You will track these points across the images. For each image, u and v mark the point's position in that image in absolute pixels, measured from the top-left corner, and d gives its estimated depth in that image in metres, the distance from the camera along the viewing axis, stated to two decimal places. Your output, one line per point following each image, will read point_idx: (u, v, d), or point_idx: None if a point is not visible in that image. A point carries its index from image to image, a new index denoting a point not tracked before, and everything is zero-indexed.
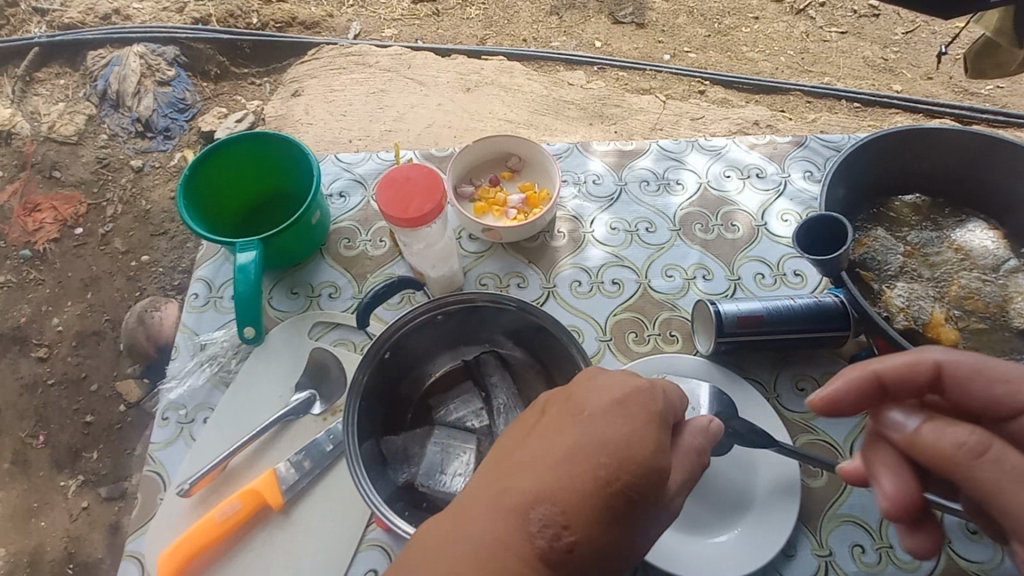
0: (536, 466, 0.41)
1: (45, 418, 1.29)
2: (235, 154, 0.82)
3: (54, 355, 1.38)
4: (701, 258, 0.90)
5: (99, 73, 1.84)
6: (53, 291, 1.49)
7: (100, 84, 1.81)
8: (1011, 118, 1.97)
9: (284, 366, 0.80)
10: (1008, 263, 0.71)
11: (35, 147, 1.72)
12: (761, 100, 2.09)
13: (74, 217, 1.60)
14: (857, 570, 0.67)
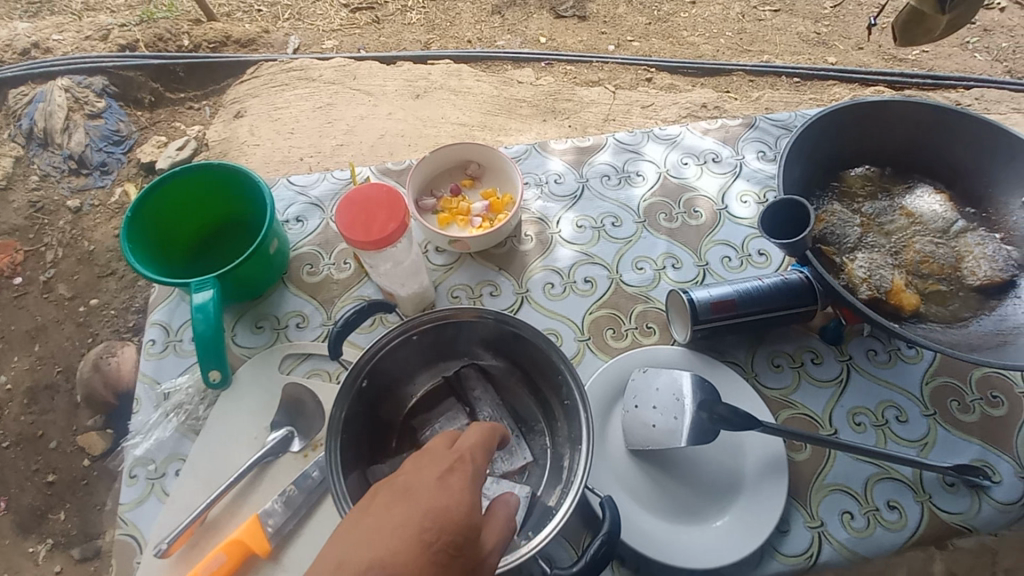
0: (367, 545, 0.40)
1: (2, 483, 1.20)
2: (184, 188, 0.78)
3: (7, 416, 1.28)
4: (669, 248, 0.91)
5: (23, 111, 1.72)
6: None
7: (25, 122, 1.70)
8: (937, 82, 2.08)
9: (257, 405, 0.77)
10: (957, 224, 0.74)
11: None
12: (707, 82, 2.13)
13: (11, 265, 1.49)
14: (850, 537, 0.68)
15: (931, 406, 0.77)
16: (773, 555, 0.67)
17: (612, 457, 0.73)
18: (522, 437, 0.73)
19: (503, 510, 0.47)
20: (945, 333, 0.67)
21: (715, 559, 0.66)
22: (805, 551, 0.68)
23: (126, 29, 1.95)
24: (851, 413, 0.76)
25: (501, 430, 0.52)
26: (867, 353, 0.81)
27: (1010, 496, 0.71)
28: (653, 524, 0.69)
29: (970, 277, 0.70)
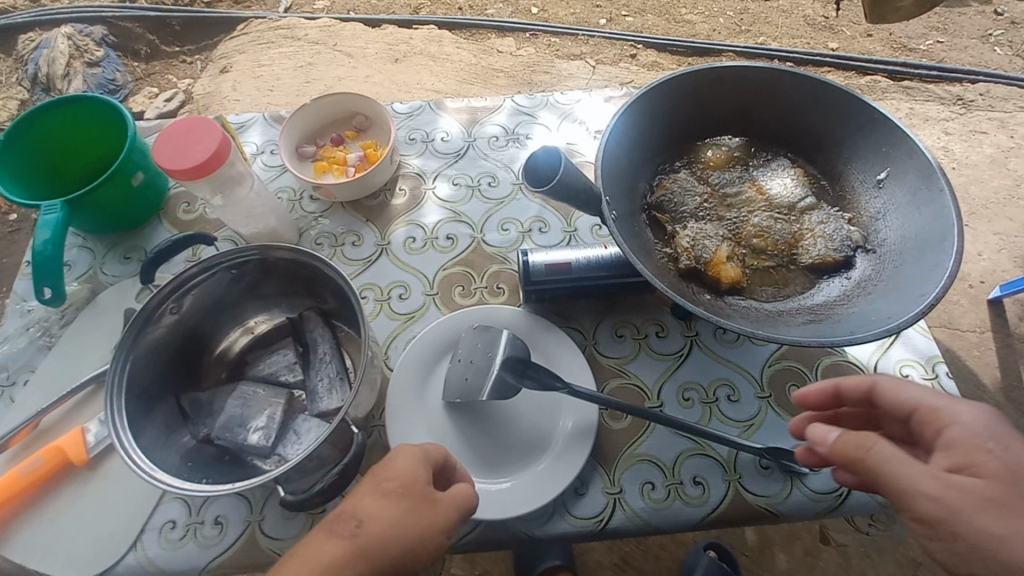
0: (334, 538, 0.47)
1: None
2: (63, 116, 0.83)
3: None
4: (539, 211, 0.89)
5: (29, 57, 1.75)
6: None
7: (31, 68, 1.72)
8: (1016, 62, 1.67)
9: (108, 327, 0.80)
10: (805, 201, 0.71)
11: None
12: (696, 62, 1.87)
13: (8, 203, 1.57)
14: (645, 506, 0.68)
15: (767, 389, 0.74)
16: (563, 516, 0.68)
17: (425, 405, 0.72)
18: (345, 381, 0.75)
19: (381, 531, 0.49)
20: (758, 308, 0.64)
21: (498, 512, 0.65)
22: (596, 515, 0.67)
23: None
24: (681, 388, 0.75)
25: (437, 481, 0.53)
26: (715, 331, 0.79)
27: (827, 485, 0.69)
28: None
29: (803, 255, 0.67)
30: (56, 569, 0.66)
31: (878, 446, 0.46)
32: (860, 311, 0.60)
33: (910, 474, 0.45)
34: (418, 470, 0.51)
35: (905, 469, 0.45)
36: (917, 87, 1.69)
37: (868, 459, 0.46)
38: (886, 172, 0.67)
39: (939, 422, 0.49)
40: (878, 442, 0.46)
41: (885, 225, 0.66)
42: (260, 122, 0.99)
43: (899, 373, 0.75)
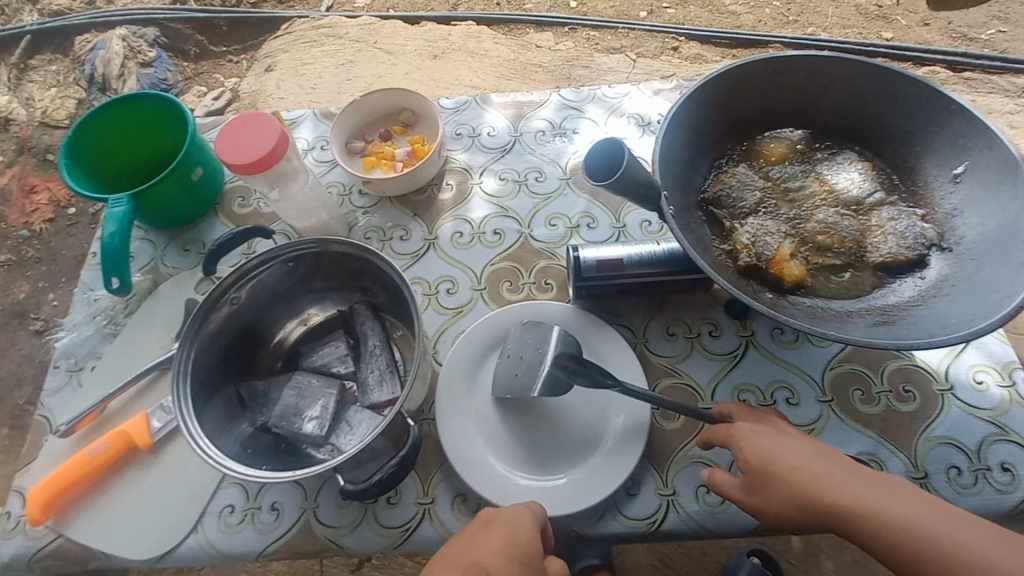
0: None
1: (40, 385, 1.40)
2: (127, 114, 0.86)
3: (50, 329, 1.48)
4: (587, 207, 0.88)
5: (86, 57, 1.82)
6: (49, 269, 1.56)
7: (88, 68, 1.80)
8: None
9: (169, 317, 0.83)
10: (873, 197, 0.68)
11: (30, 132, 1.75)
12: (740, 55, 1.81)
13: (68, 198, 1.64)
14: (700, 509, 0.66)
15: (829, 393, 0.71)
16: (614, 516, 0.67)
17: (475, 401, 0.72)
18: (395, 374, 0.75)
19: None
20: (823, 308, 0.61)
21: (551, 510, 0.65)
22: (649, 516, 0.66)
23: None
24: (736, 390, 0.72)
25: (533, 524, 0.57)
26: (773, 331, 0.76)
27: None
28: (502, 471, 0.68)
29: (872, 253, 0.64)
30: (123, 548, 0.69)
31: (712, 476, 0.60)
32: (936, 312, 0.56)
33: (726, 485, 0.59)
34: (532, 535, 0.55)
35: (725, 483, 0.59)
36: (979, 78, 1.60)
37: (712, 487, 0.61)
38: (964, 166, 0.63)
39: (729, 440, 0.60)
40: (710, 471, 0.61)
41: (962, 222, 0.63)
42: (311, 118, 1.01)
43: (972, 380, 0.71)
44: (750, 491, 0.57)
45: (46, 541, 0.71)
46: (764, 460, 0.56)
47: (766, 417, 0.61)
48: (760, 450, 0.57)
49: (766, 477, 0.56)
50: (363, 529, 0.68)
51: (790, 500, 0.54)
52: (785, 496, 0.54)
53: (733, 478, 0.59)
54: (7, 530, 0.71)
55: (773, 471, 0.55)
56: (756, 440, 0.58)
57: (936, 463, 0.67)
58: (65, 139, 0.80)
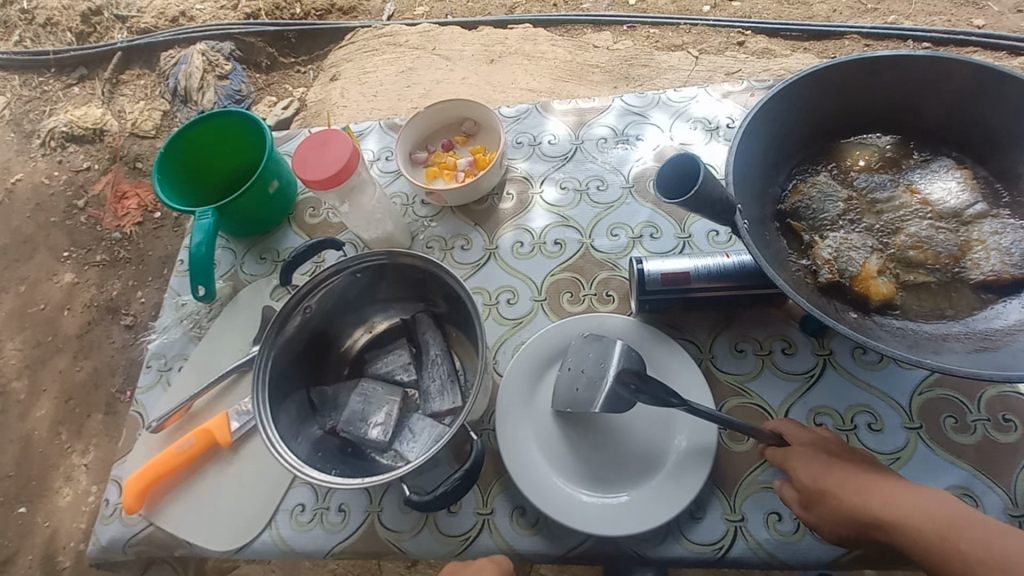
0: None
1: (131, 376, 1.53)
2: (210, 132, 0.91)
3: (139, 325, 1.61)
4: (651, 216, 0.86)
5: (170, 72, 1.96)
6: (138, 269, 1.69)
7: (172, 82, 1.93)
8: None
9: (247, 322, 0.88)
10: (973, 208, 0.62)
11: (122, 142, 1.90)
12: (812, 47, 1.71)
13: (154, 203, 1.78)
14: (770, 538, 0.63)
15: (917, 419, 0.66)
16: (678, 539, 0.65)
17: (534, 413, 0.72)
18: (457, 383, 0.76)
19: None
20: (914, 330, 0.57)
21: (612, 529, 0.63)
22: (715, 541, 0.64)
23: None
24: (812, 412, 0.68)
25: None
26: (854, 351, 0.71)
27: None
28: (562, 485, 0.67)
29: (972, 270, 0.59)
30: (206, 538, 0.74)
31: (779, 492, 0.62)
32: None
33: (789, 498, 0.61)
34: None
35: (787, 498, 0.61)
36: None
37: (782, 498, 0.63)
38: None
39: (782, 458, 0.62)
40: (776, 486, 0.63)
41: None
42: (377, 129, 1.04)
43: None
44: (807, 506, 0.59)
45: (139, 528, 0.77)
46: (812, 478, 0.58)
47: (818, 437, 0.62)
48: (812, 468, 0.59)
49: (816, 496, 0.58)
50: (425, 535, 0.70)
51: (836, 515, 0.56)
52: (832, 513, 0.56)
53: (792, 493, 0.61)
54: (106, 515, 0.78)
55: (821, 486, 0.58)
56: (805, 462, 0.60)
57: None
58: (157, 157, 0.86)
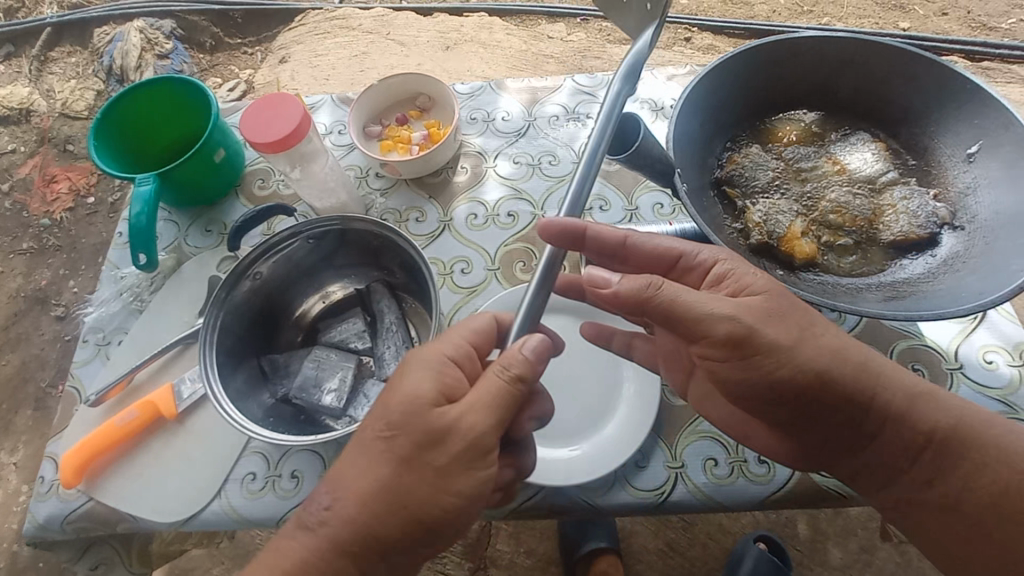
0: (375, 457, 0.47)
1: (64, 370, 1.44)
2: (151, 99, 0.88)
3: (72, 315, 1.52)
4: (600, 189, 0.89)
5: (104, 49, 1.85)
6: (70, 257, 1.59)
7: (106, 59, 1.81)
8: None
9: (192, 294, 0.85)
10: (886, 176, 0.68)
11: (51, 123, 1.79)
12: None
13: (86, 186, 1.68)
14: (707, 482, 0.68)
15: None
16: (623, 487, 0.68)
17: None
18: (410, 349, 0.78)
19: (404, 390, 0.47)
20: (834, 284, 0.62)
21: (561, 477, 0.66)
22: (657, 487, 0.68)
23: None
24: None
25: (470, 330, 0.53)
26: None
27: None
28: None
29: (883, 231, 0.65)
30: (151, 511, 0.72)
31: (667, 285, 0.52)
32: (948, 288, 0.57)
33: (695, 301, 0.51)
34: (447, 353, 0.50)
35: (686, 298, 0.52)
36: (998, 68, 1.58)
37: (662, 293, 0.52)
38: (978, 146, 0.64)
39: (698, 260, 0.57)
40: (666, 283, 0.52)
41: (975, 200, 0.63)
42: (328, 103, 1.03)
43: (982, 360, 0.71)
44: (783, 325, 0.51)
45: (78, 504, 0.74)
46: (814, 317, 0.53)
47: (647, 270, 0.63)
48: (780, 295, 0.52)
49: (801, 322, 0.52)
50: None
51: (823, 354, 0.51)
52: (830, 364, 0.51)
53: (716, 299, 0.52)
54: (42, 492, 0.74)
55: (818, 334, 0.52)
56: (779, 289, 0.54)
57: None
58: (93, 123, 0.83)
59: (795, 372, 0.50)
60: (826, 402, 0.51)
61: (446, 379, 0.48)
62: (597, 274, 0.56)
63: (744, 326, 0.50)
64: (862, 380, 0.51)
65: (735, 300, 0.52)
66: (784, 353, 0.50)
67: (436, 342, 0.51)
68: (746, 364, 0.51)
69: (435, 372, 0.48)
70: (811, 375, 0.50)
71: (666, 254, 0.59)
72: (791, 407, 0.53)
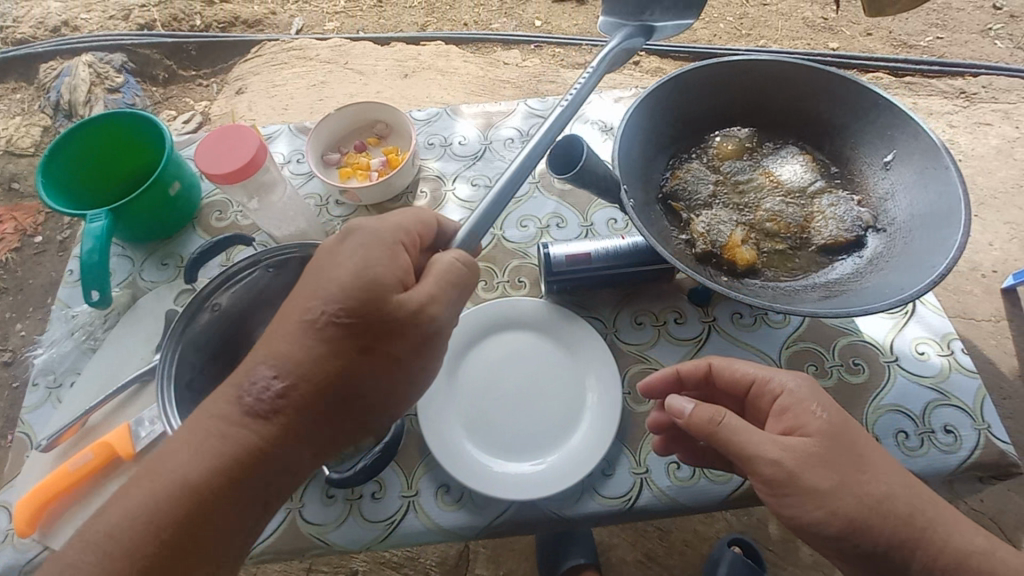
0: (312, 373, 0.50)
1: (12, 418, 1.37)
2: (102, 135, 0.87)
3: (20, 359, 1.45)
4: (557, 208, 0.92)
5: (51, 85, 1.81)
6: (16, 299, 1.53)
7: (53, 95, 1.79)
8: (1012, 69, 1.69)
9: (148, 329, 0.83)
10: (814, 185, 0.74)
11: None
12: None
13: (33, 226, 1.62)
14: (671, 485, 0.70)
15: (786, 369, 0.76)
16: (592, 496, 0.70)
17: (455, 393, 0.74)
18: None
19: (347, 266, 0.51)
20: (774, 287, 0.67)
21: (530, 492, 0.67)
22: (623, 494, 0.70)
23: (145, 9, 2.02)
24: None
25: (417, 215, 0.56)
26: (733, 316, 0.81)
27: None
28: (482, 457, 0.70)
29: (815, 236, 0.70)
30: None
31: (726, 419, 0.54)
32: (873, 286, 0.62)
33: (753, 442, 0.53)
34: (396, 233, 0.53)
35: (746, 438, 0.54)
36: (919, 83, 1.71)
37: (721, 431, 0.54)
38: (892, 154, 0.70)
39: (770, 391, 0.58)
40: (728, 417, 0.55)
41: (893, 204, 0.69)
42: (286, 133, 1.04)
43: (915, 351, 0.77)
44: (823, 469, 0.52)
45: (35, 553, 0.71)
46: (860, 460, 0.54)
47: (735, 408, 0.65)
48: (834, 441, 0.53)
49: (847, 465, 0.53)
50: (350, 523, 0.70)
51: (861, 503, 0.51)
52: (867, 509, 0.51)
53: (773, 445, 0.53)
54: None
55: (860, 478, 0.52)
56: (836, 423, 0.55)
57: (887, 428, 0.72)
58: (42, 161, 0.81)
59: (826, 515, 0.51)
60: (858, 550, 0.51)
61: (396, 259, 0.52)
62: (674, 401, 0.58)
63: (784, 472, 0.52)
64: (901, 528, 0.51)
65: (786, 439, 0.54)
66: (823, 496, 0.51)
67: (381, 225, 0.53)
68: (781, 501, 0.53)
69: (379, 253, 0.51)
70: (844, 523, 0.51)
71: (743, 383, 0.60)
72: (831, 551, 0.53)
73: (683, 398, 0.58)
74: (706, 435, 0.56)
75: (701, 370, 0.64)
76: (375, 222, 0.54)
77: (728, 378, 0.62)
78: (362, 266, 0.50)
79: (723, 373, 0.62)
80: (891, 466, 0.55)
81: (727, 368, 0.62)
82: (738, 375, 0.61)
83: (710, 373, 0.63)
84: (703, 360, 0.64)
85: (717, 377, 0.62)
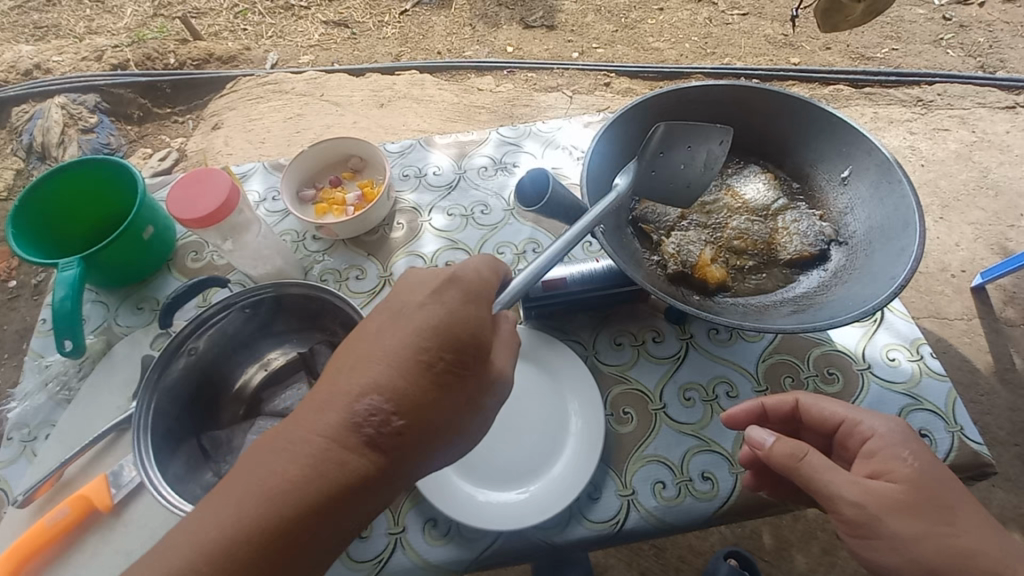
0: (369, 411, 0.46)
1: None
2: (73, 182, 0.87)
3: None
4: (532, 233, 0.94)
5: (24, 128, 1.80)
6: None
7: (26, 138, 1.78)
8: (966, 76, 1.76)
9: (124, 377, 0.82)
10: (777, 202, 0.77)
11: None
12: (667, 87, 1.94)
13: (7, 270, 1.60)
14: (658, 505, 0.70)
15: (763, 382, 0.78)
16: (580, 521, 0.70)
17: None
18: None
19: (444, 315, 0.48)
20: (744, 304, 0.69)
21: (515, 523, 0.66)
22: (611, 517, 0.70)
23: (118, 49, 2.03)
24: (682, 389, 0.78)
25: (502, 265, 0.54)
26: (709, 331, 0.83)
27: None
28: (467, 489, 0.69)
29: (781, 252, 0.72)
30: None
31: (809, 455, 0.53)
32: (838, 299, 0.64)
33: (838, 481, 0.51)
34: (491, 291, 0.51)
35: (831, 476, 0.51)
36: (879, 93, 1.77)
37: (802, 467, 0.53)
38: (848, 170, 0.73)
39: (859, 433, 0.57)
40: (810, 453, 0.53)
41: (852, 218, 0.72)
42: (260, 171, 1.05)
43: (886, 357, 0.79)
44: (910, 517, 0.50)
45: None
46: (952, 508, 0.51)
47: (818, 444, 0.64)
48: (924, 490, 0.51)
49: (937, 514, 0.50)
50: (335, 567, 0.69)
51: (944, 552, 0.48)
52: (956, 558, 0.48)
53: (856, 489, 0.51)
54: None
55: (944, 524, 0.50)
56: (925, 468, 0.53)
57: None
58: (12, 211, 0.81)
59: (905, 562, 0.48)
60: None
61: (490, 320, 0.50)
62: (753, 432, 0.57)
63: (864, 515, 0.50)
64: None
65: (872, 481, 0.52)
66: (905, 543, 0.49)
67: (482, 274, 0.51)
68: (862, 544, 0.51)
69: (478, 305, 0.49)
70: None
71: (832, 423, 0.60)
72: None
73: (765, 430, 0.57)
74: (783, 469, 0.54)
75: (790, 405, 0.63)
76: (470, 271, 0.51)
77: (816, 416, 0.61)
78: (445, 323, 0.48)
79: (813, 411, 0.61)
80: (958, 495, 0.52)
81: (819, 405, 0.61)
82: (831, 413, 0.60)
83: (798, 410, 0.63)
84: (791, 394, 0.64)
85: (806, 413, 0.62)
